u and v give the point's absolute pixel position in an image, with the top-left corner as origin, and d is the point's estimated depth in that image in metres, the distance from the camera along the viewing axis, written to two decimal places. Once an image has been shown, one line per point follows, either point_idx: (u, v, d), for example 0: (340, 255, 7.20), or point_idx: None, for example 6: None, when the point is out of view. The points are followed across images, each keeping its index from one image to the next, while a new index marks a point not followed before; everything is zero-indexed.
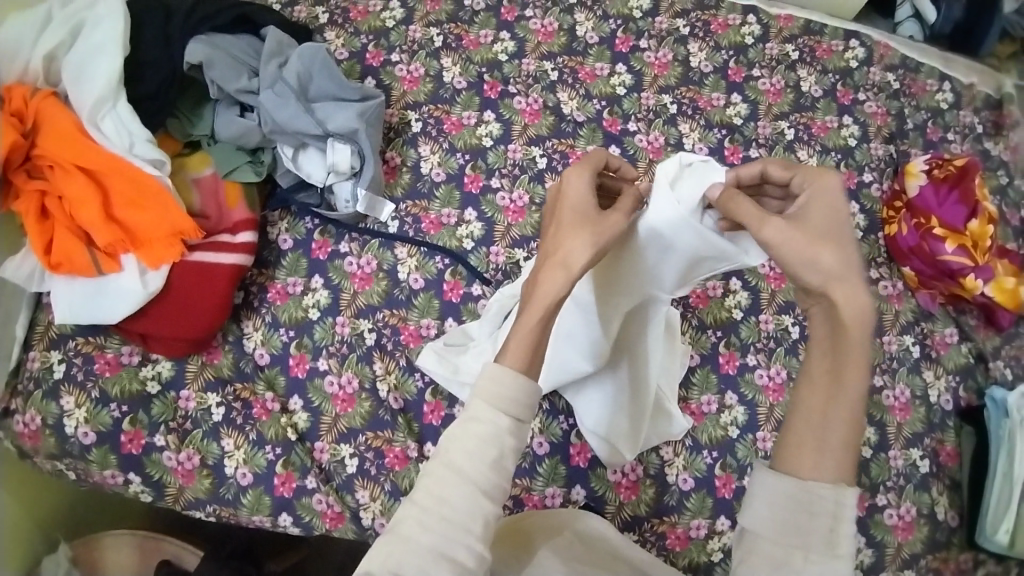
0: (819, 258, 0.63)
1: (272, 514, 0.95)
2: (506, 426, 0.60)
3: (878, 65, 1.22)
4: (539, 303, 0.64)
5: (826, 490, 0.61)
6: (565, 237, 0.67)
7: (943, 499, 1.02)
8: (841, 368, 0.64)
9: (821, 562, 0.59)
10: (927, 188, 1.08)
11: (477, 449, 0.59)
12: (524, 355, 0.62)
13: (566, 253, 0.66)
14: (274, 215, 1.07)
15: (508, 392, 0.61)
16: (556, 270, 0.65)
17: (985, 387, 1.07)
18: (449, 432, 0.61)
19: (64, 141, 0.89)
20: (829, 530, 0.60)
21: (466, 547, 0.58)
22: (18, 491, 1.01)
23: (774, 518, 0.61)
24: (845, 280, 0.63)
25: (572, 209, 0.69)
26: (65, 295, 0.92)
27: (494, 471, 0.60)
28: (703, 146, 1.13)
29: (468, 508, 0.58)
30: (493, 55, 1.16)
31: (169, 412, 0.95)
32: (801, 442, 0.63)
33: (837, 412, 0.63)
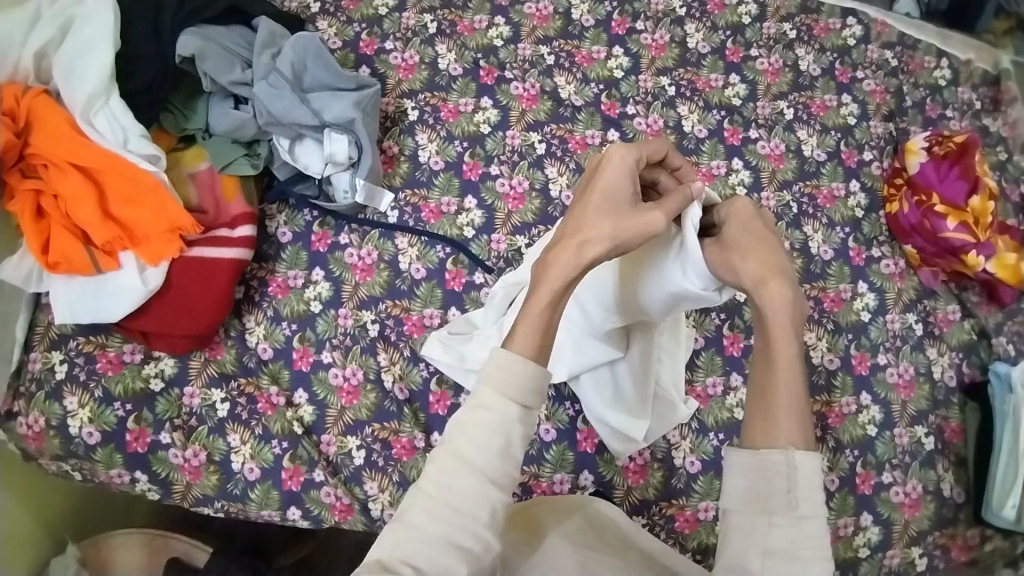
0: (735, 262, 0.70)
1: (281, 508, 0.95)
2: (514, 415, 0.60)
3: (876, 42, 1.21)
4: (550, 287, 0.64)
5: (777, 455, 0.62)
6: (591, 220, 0.66)
7: (949, 475, 1.03)
8: (771, 350, 0.68)
9: (785, 525, 0.60)
10: (928, 165, 1.08)
11: (485, 438, 0.59)
12: (531, 343, 0.62)
13: (585, 236, 0.65)
14: (272, 208, 1.05)
15: (517, 381, 0.60)
16: (570, 251, 0.65)
17: (988, 362, 1.07)
18: (454, 421, 0.61)
19: (59, 139, 0.87)
20: (789, 493, 0.61)
21: (474, 534, 0.58)
22: (25, 494, 1.01)
23: (739, 491, 0.63)
24: (756, 272, 0.69)
25: (603, 191, 0.67)
26: (64, 294, 0.91)
27: (502, 460, 0.60)
28: (703, 128, 1.12)
29: (477, 497, 0.59)
30: (488, 40, 1.15)
31: (173, 409, 0.94)
32: (754, 419, 0.66)
33: (779, 383, 0.66)
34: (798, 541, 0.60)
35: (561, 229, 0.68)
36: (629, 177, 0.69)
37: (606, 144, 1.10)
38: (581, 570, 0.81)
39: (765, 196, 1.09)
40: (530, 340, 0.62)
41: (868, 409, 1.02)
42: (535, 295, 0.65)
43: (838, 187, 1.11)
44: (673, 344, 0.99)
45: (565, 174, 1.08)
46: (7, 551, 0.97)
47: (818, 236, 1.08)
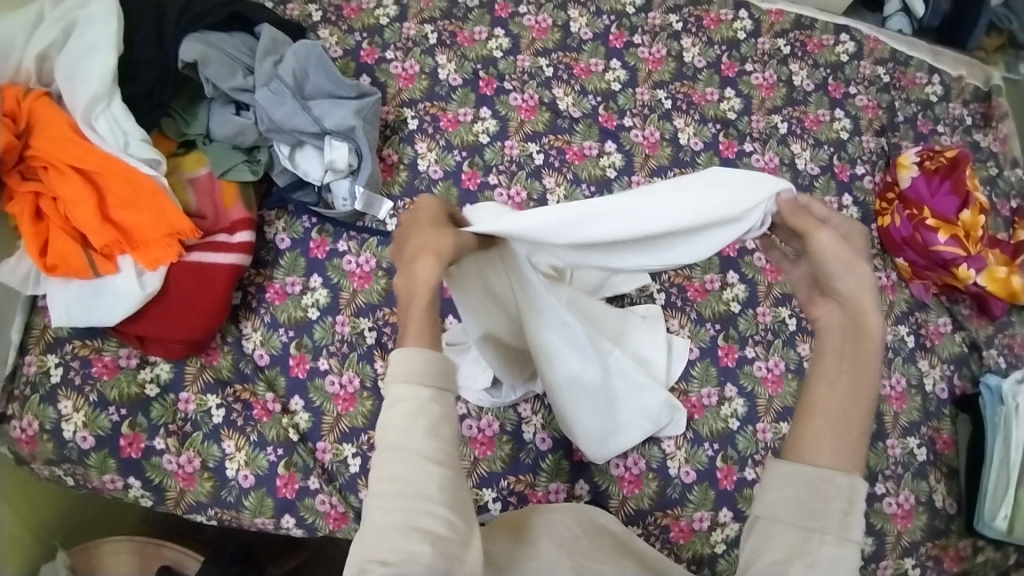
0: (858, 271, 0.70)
1: (275, 516, 0.95)
2: (428, 395, 0.60)
3: (868, 58, 1.24)
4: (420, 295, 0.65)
5: (842, 477, 0.62)
6: (430, 240, 0.69)
7: (940, 487, 1.04)
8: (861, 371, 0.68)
9: (834, 544, 0.60)
10: (920, 180, 1.10)
11: (408, 424, 0.59)
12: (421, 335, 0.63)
13: (434, 247, 0.68)
14: (270, 214, 1.05)
15: (420, 362, 0.61)
16: (430, 262, 0.67)
17: (979, 375, 1.09)
18: (379, 420, 0.61)
19: (60, 142, 0.88)
20: (844, 513, 0.61)
21: (430, 513, 0.57)
22: (16, 501, 0.99)
23: (788, 502, 0.62)
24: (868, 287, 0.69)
25: (426, 219, 0.73)
26: (62, 298, 0.90)
27: (433, 436, 0.59)
28: (698, 140, 1.14)
29: (419, 478, 0.58)
30: (488, 52, 1.16)
31: (168, 415, 0.94)
32: (822, 432, 0.65)
33: (857, 407, 0.66)
34: (843, 561, 0.59)
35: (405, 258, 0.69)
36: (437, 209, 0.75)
37: (604, 156, 1.11)
38: (574, 571, 0.82)
39: None
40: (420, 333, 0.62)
41: None
42: (411, 308, 0.65)
43: (831, 200, 1.13)
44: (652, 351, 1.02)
45: (562, 184, 1.09)
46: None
47: None
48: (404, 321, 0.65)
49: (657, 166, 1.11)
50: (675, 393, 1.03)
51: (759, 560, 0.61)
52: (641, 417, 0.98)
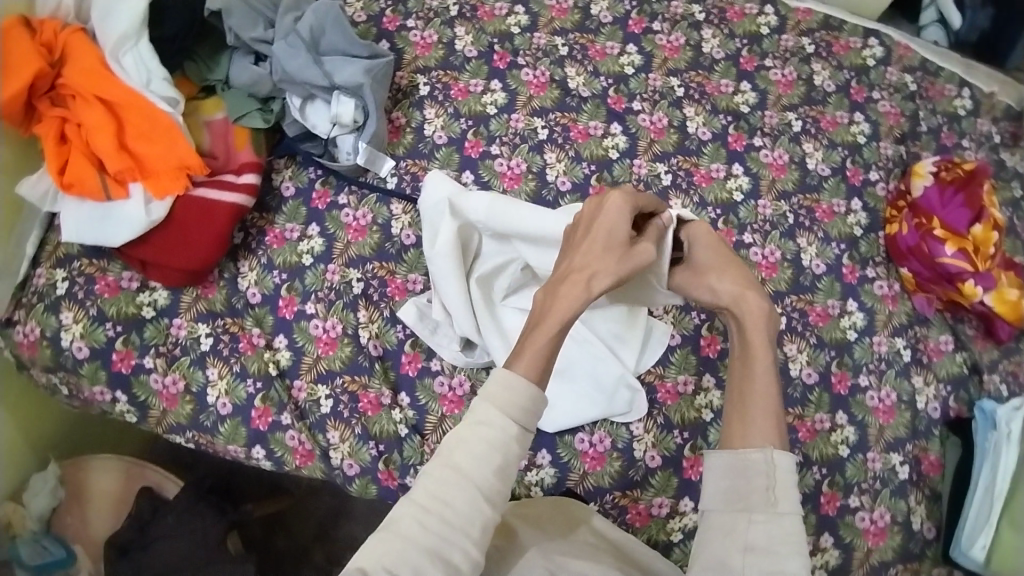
0: (709, 285, 0.79)
1: (247, 445, 0.99)
2: (513, 434, 0.63)
3: (895, 65, 1.20)
4: (554, 319, 0.69)
5: (757, 453, 0.66)
6: (593, 257, 0.73)
7: (919, 509, 0.99)
8: (750, 360, 0.73)
9: (764, 521, 0.63)
10: (933, 189, 1.07)
11: (483, 454, 0.62)
12: (535, 367, 0.66)
13: (589, 273, 0.72)
14: (279, 162, 1.11)
15: (519, 398, 0.64)
16: (578, 289, 0.71)
17: (976, 399, 1.03)
18: (454, 434, 0.64)
19: (88, 73, 0.95)
20: (768, 490, 0.64)
21: (461, 549, 0.60)
22: (18, 411, 1.08)
23: (719, 490, 0.66)
24: (731, 291, 0.77)
25: (605, 230, 0.75)
26: (74, 216, 0.97)
27: (497, 478, 0.62)
28: (707, 130, 1.13)
29: (468, 511, 0.61)
30: (506, 27, 1.19)
31: (160, 337, 1.00)
32: (733, 420, 0.70)
33: (758, 386, 0.71)
34: (775, 537, 0.62)
35: (560, 269, 0.74)
36: (623, 218, 0.75)
37: (608, 137, 1.12)
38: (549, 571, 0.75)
39: (762, 203, 1.09)
40: (534, 363, 0.66)
41: (842, 428, 1.00)
42: (541, 324, 0.69)
43: (837, 202, 1.10)
44: (626, 333, 1.01)
45: (563, 160, 1.10)
46: None
47: (811, 249, 1.07)
48: (525, 340, 0.68)
49: (661, 151, 1.11)
50: (649, 377, 1.03)
51: (702, 551, 0.65)
52: (596, 391, 0.99)
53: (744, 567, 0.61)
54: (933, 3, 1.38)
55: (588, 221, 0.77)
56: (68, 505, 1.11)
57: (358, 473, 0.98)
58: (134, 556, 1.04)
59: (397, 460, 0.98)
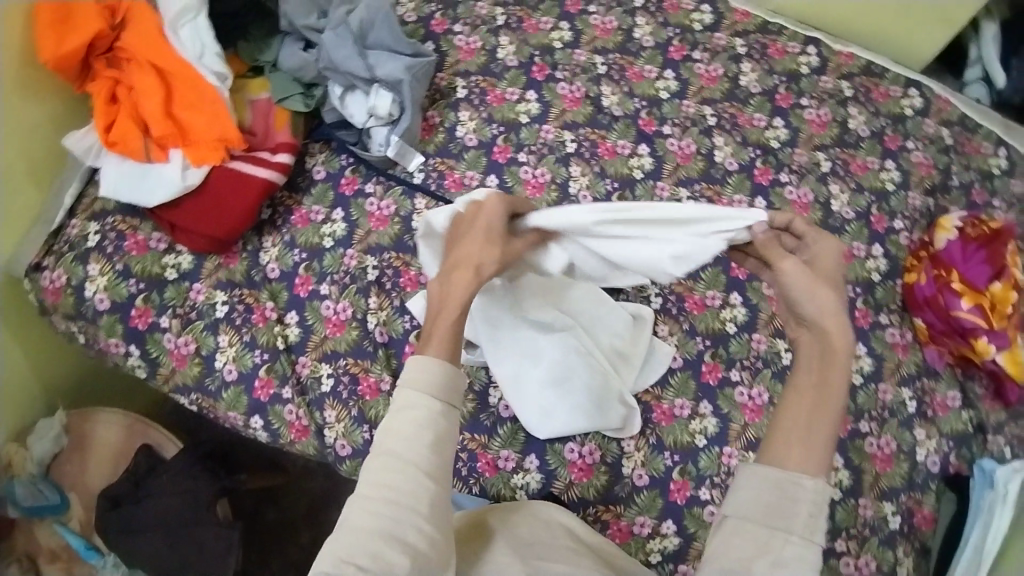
0: (822, 297, 0.68)
1: (247, 414, 1.02)
2: (436, 408, 0.65)
3: (933, 118, 1.20)
4: (451, 307, 0.69)
5: (808, 481, 0.62)
6: (477, 249, 0.73)
7: (906, 562, 0.96)
8: (826, 389, 0.66)
9: (799, 544, 0.60)
10: (955, 243, 1.05)
11: (413, 433, 0.63)
12: (444, 349, 0.67)
13: (475, 261, 0.71)
14: (314, 146, 1.15)
15: (434, 376, 0.65)
16: (466, 277, 0.70)
17: (978, 458, 1.00)
18: (385, 424, 0.66)
19: (147, 41, 1.01)
20: (810, 517, 0.61)
21: (412, 525, 0.61)
22: (36, 356, 1.13)
23: (758, 502, 0.62)
24: (837, 316, 0.67)
25: (483, 225, 0.74)
26: (114, 173, 1.02)
27: (433, 453, 0.64)
28: (734, 161, 1.14)
29: (412, 490, 0.62)
30: (549, 41, 1.22)
31: (178, 299, 1.03)
32: (788, 441, 0.64)
33: (823, 420, 0.65)
34: (806, 562, 0.59)
35: (446, 261, 0.73)
36: (502, 216, 0.75)
37: (635, 156, 1.14)
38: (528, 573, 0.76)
39: None
40: (443, 344, 0.67)
41: (839, 471, 0.97)
42: (440, 314, 0.69)
43: (858, 246, 1.10)
44: (628, 347, 1.02)
45: (587, 174, 1.12)
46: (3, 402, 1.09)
47: None
48: (430, 328, 0.69)
49: (685, 176, 1.12)
50: (647, 397, 1.03)
51: (722, 554, 0.62)
52: (591, 403, 0.98)
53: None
54: (979, 60, 1.38)
55: (465, 223, 0.76)
56: (69, 454, 1.14)
57: (349, 455, 1.00)
58: (126, 510, 1.07)
59: None
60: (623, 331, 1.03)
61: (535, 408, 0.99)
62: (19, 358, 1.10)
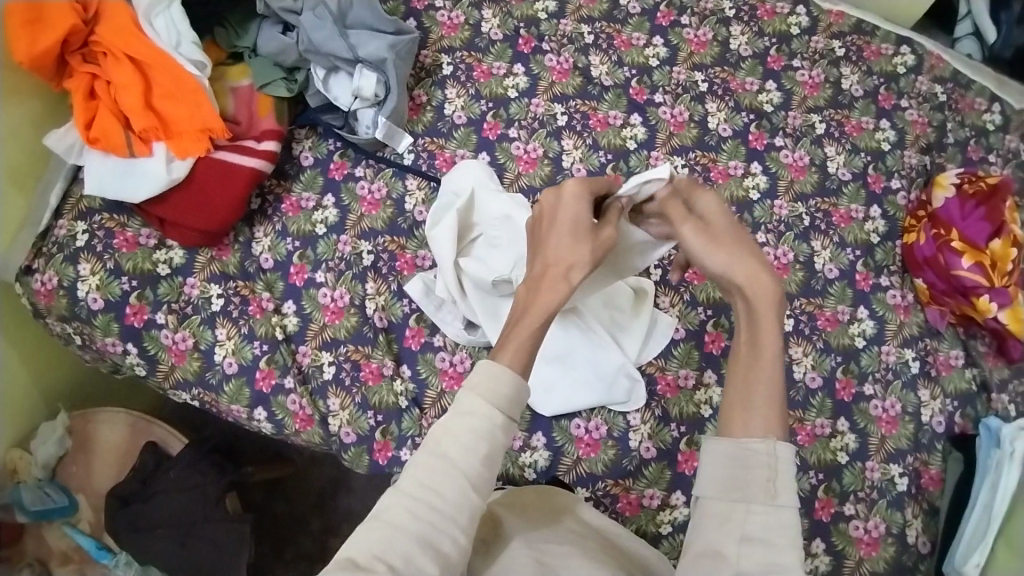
0: (723, 252, 0.71)
1: (249, 406, 1.01)
2: (499, 422, 0.62)
3: (927, 74, 1.18)
4: (535, 311, 0.68)
5: (759, 442, 0.62)
6: (565, 250, 0.73)
7: (915, 522, 0.97)
8: (757, 339, 0.67)
9: (763, 512, 0.59)
10: (953, 201, 1.04)
11: (470, 442, 0.61)
12: (520, 358, 0.65)
13: (565, 265, 0.72)
14: (300, 132, 1.13)
15: (505, 390, 0.63)
16: (558, 282, 0.70)
17: (982, 416, 1.01)
18: (441, 424, 0.63)
19: (121, 32, 0.98)
20: (767, 482, 0.60)
21: (450, 536, 0.60)
22: (31, 360, 1.11)
23: (716, 479, 0.62)
24: (744, 266, 0.70)
25: (569, 221, 0.75)
26: (97, 169, 0.99)
27: (485, 466, 0.62)
28: (728, 127, 1.12)
29: (456, 500, 0.60)
30: (533, 12, 1.19)
31: (173, 294, 1.02)
32: (733, 407, 0.65)
33: (762, 371, 0.66)
34: (774, 528, 0.59)
35: (533, 268, 0.73)
36: (583, 209, 0.76)
37: (627, 127, 1.12)
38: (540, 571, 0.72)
39: (778, 204, 1.08)
40: (518, 355, 0.65)
41: (843, 435, 0.99)
42: (522, 318, 0.68)
43: (856, 208, 1.09)
44: (629, 323, 1.02)
45: (580, 148, 1.10)
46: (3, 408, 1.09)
47: (825, 253, 1.06)
48: (508, 333, 0.67)
49: (679, 145, 1.11)
50: (651, 369, 1.02)
51: (694, 540, 0.61)
52: (594, 378, 0.99)
53: (739, 560, 0.58)
54: (969, 15, 1.36)
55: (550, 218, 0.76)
56: (74, 455, 1.14)
57: (354, 442, 0.99)
58: (134, 508, 1.07)
59: (394, 431, 0.99)
60: (628, 311, 1.02)
61: (539, 387, 1.00)
62: (16, 363, 1.09)
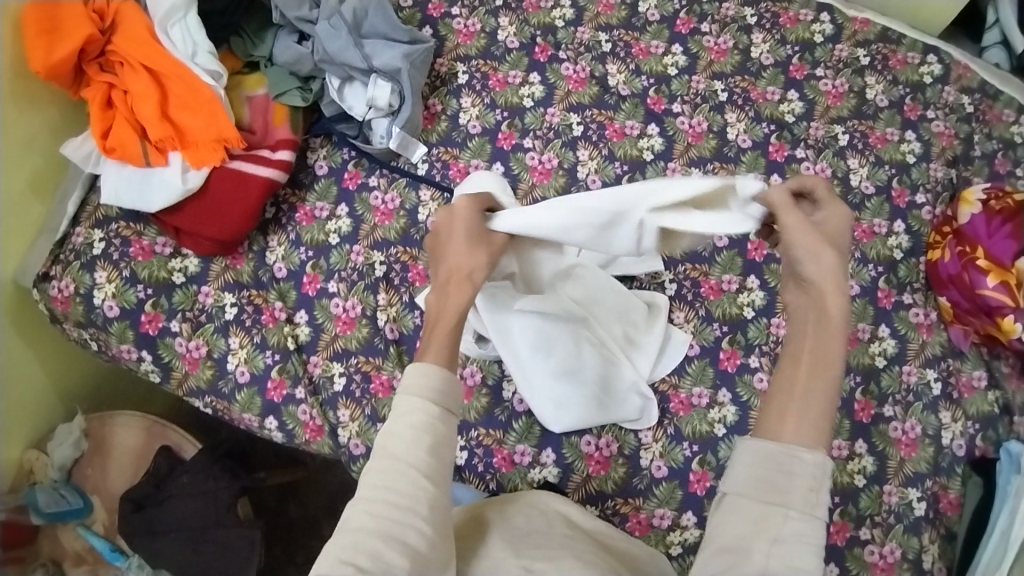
0: (822, 255, 0.68)
1: (261, 415, 1.02)
2: (434, 413, 0.65)
3: (954, 84, 1.14)
4: (448, 316, 0.72)
5: (807, 452, 0.60)
6: (464, 259, 0.75)
7: (932, 548, 0.95)
8: (823, 353, 0.66)
9: (798, 520, 0.58)
10: (979, 217, 1.00)
11: (412, 436, 0.63)
12: (442, 354, 0.68)
13: (467, 270, 0.74)
14: (315, 141, 1.13)
15: (434, 383, 0.66)
16: (463, 289, 0.74)
17: (1004, 440, 0.98)
18: (385, 428, 0.66)
19: (137, 42, 0.98)
20: (809, 491, 0.58)
21: (415, 529, 0.61)
22: (50, 363, 1.13)
23: (752, 477, 0.60)
24: (836, 283, 0.68)
25: (463, 229, 0.76)
26: (113, 179, 1.00)
27: (432, 456, 0.63)
28: (747, 138, 1.10)
29: (411, 492, 0.62)
30: (550, 20, 1.18)
31: (187, 303, 1.03)
32: (787, 409, 0.64)
33: (819, 382, 0.65)
34: (807, 538, 0.57)
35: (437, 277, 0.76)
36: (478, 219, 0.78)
37: (644, 138, 1.10)
38: (524, 571, 0.72)
39: None
40: (442, 350, 0.68)
41: (860, 457, 0.96)
42: (438, 324, 0.71)
43: (879, 222, 1.06)
44: (641, 334, 1.01)
45: (596, 159, 1.09)
46: (21, 410, 1.10)
47: (846, 269, 1.03)
48: (428, 338, 0.71)
49: (697, 156, 1.09)
50: (663, 386, 1.01)
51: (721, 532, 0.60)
52: (603, 396, 0.98)
53: (766, 561, 0.56)
54: (997, 23, 1.31)
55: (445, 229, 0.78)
56: (91, 457, 1.16)
57: (363, 453, 1.00)
58: (148, 511, 1.08)
59: None
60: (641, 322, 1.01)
61: (549, 402, 0.97)
62: (35, 365, 1.11)
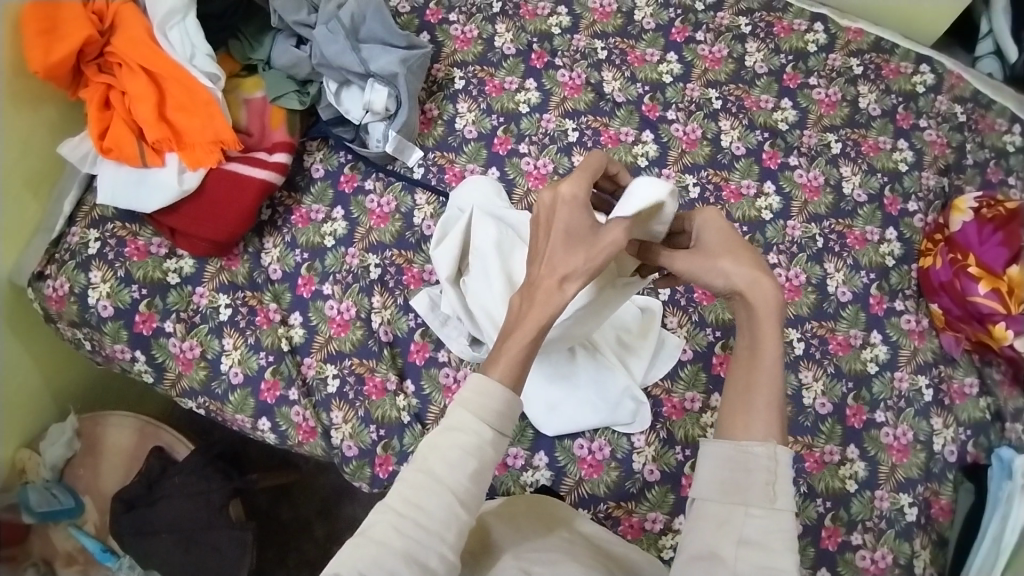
0: (719, 267, 0.66)
1: (254, 416, 1.02)
2: (488, 438, 0.60)
3: (946, 94, 1.15)
4: (526, 330, 0.62)
5: (759, 447, 0.60)
6: (560, 260, 0.63)
7: (924, 554, 0.94)
8: (758, 347, 0.64)
9: (762, 516, 0.58)
10: (971, 225, 1.00)
11: (458, 459, 0.59)
12: (513, 371, 0.62)
13: (562, 272, 0.62)
14: (312, 144, 1.14)
15: (493, 405, 0.60)
16: (552, 290, 0.62)
17: (996, 446, 0.98)
18: (428, 440, 0.62)
19: (135, 43, 0.99)
20: (768, 484, 0.59)
21: (437, 552, 0.59)
22: (42, 362, 1.13)
23: (715, 479, 0.60)
24: (744, 274, 0.64)
25: (562, 226, 0.64)
26: (110, 179, 1.00)
27: (473, 482, 0.60)
28: (741, 145, 1.11)
29: (443, 516, 0.59)
30: (546, 27, 1.19)
31: (182, 303, 1.03)
32: (733, 411, 0.63)
33: (762, 377, 0.63)
34: (773, 533, 0.57)
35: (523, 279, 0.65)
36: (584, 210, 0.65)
37: (639, 144, 1.11)
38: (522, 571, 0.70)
39: (791, 224, 1.06)
40: (512, 368, 0.62)
41: (852, 463, 0.96)
42: (514, 332, 0.62)
43: (871, 230, 1.07)
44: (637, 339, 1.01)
45: None
46: (15, 409, 1.10)
47: (838, 275, 1.04)
48: (502, 341, 0.63)
49: (691, 163, 1.10)
50: (656, 391, 1.01)
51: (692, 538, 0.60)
52: (600, 400, 0.98)
53: (737, 563, 0.56)
54: (990, 34, 1.33)
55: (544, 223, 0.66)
56: (83, 458, 1.16)
57: (355, 455, 0.99)
58: (140, 512, 1.08)
59: (396, 446, 0.99)
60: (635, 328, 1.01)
61: (542, 406, 0.99)
62: (29, 365, 1.11)
